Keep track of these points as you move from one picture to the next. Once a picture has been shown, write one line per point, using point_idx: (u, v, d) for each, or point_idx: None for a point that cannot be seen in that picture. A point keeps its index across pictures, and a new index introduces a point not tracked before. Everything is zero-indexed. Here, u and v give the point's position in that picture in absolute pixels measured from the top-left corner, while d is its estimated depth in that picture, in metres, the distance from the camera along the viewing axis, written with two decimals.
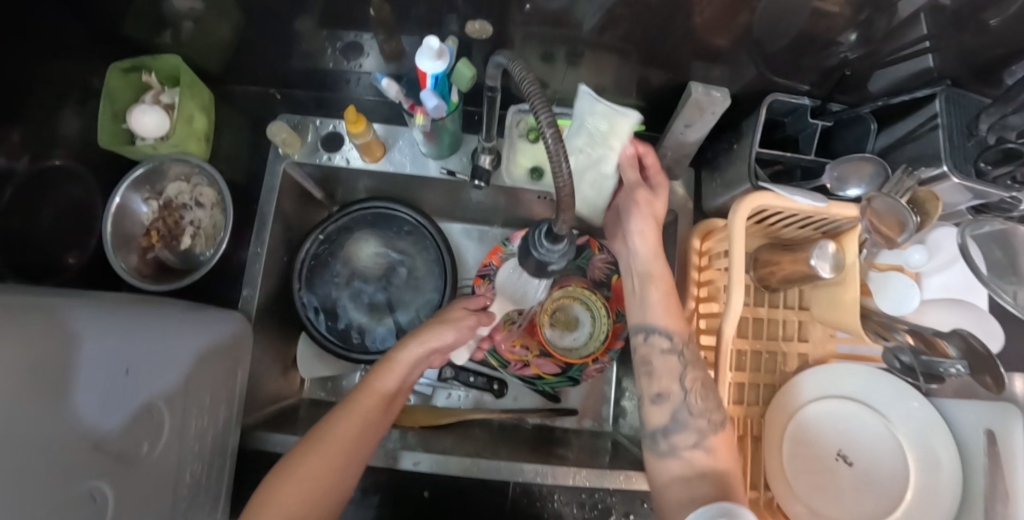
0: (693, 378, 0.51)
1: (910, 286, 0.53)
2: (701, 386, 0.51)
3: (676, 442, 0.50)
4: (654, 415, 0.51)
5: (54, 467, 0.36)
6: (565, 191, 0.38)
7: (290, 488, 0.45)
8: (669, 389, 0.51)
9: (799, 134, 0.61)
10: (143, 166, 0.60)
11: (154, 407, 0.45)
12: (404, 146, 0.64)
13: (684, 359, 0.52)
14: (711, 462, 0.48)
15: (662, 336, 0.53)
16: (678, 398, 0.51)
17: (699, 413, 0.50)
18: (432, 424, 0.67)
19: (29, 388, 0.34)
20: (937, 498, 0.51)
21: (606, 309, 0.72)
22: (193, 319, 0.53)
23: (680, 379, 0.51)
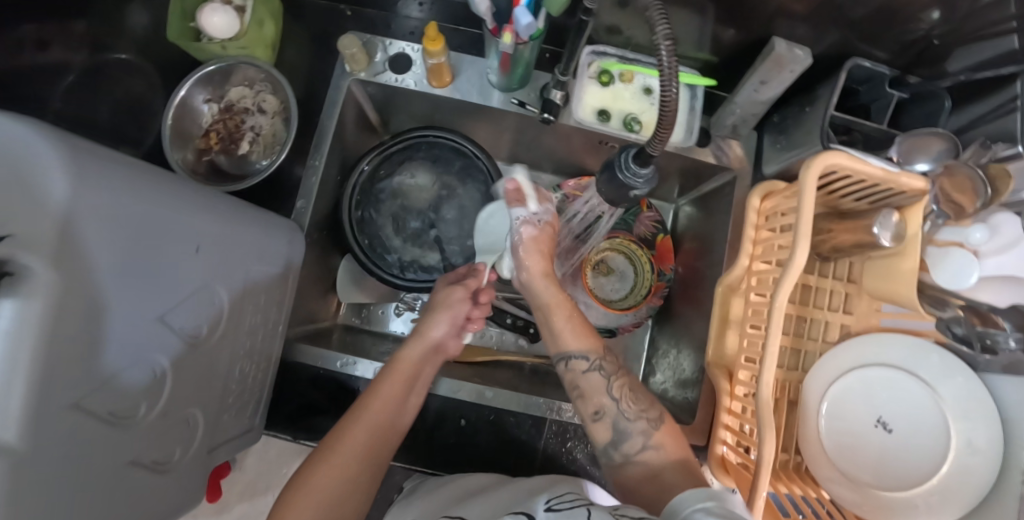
0: (620, 386, 0.51)
1: (971, 260, 0.50)
2: (629, 392, 0.51)
3: (625, 418, 0.49)
4: (598, 430, 0.50)
5: (124, 333, 0.35)
6: (669, 111, 0.40)
7: (301, 501, 0.42)
8: (602, 406, 0.51)
9: (872, 103, 0.61)
10: (213, 64, 0.59)
11: (214, 291, 0.44)
12: (471, 74, 0.65)
13: (606, 372, 0.52)
14: (661, 453, 0.48)
15: (582, 359, 0.53)
16: (613, 412, 0.50)
17: (635, 417, 0.49)
18: (467, 360, 0.70)
19: (116, 242, 0.33)
20: (972, 476, 0.51)
21: (650, 265, 0.75)
22: (257, 213, 0.51)
23: (608, 391, 0.51)
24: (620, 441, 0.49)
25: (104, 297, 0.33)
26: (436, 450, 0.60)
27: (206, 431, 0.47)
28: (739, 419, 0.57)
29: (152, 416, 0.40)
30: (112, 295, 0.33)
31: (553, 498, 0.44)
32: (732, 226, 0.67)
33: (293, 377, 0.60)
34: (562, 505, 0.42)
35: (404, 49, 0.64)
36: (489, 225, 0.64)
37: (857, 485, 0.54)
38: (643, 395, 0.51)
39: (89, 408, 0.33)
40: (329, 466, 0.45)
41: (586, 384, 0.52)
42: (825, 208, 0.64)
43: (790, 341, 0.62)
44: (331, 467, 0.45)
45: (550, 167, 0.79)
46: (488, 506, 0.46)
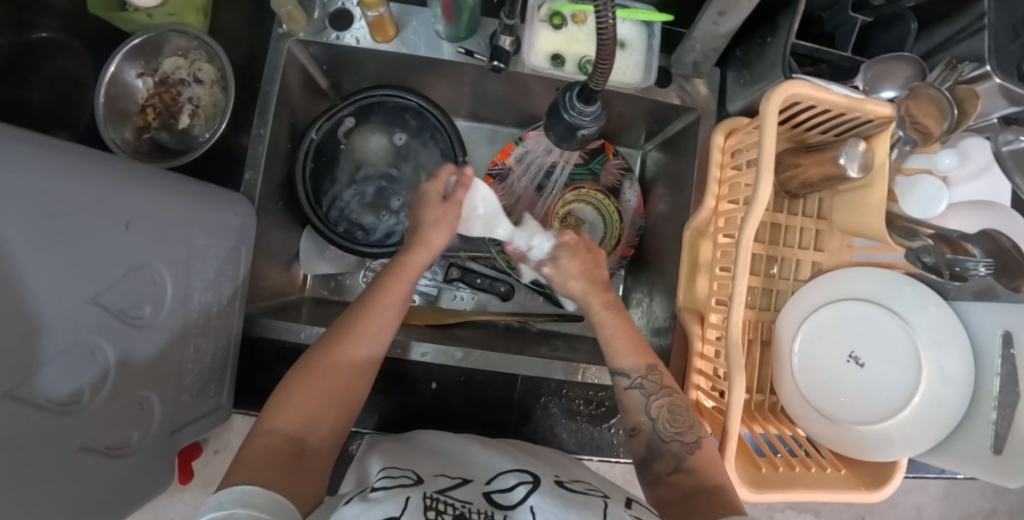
0: (659, 405, 0.52)
1: (941, 188, 0.51)
2: (668, 413, 0.52)
3: (660, 439, 0.51)
4: (636, 444, 0.53)
5: (54, 322, 0.33)
6: (608, 43, 0.37)
7: (289, 412, 0.46)
8: (640, 424, 0.53)
9: (837, 30, 0.57)
10: (141, 36, 0.55)
11: (152, 270, 0.42)
12: (417, 26, 0.61)
13: (648, 390, 0.53)
14: (695, 475, 0.48)
15: (623, 376, 0.54)
16: (649, 431, 0.52)
17: (670, 436, 0.51)
18: (435, 322, 0.68)
19: (29, 227, 0.31)
20: (943, 404, 0.50)
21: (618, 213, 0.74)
22: (194, 185, 0.48)
23: (646, 412, 0.53)
24: (653, 459, 0.51)
25: (27, 282, 0.31)
26: (410, 414, 0.60)
27: (164, 414, 0.46)
28: (712, 363, 0.56)
29: (100, 401, 0.38)
30: (32, 283, 0.31)
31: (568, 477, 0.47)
32: (698, 167, 0.66)
33: (259, 351, 0.59)
34: (576, 486, 0.45)
35: (344, 4, 0.61)
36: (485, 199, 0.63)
37: (829, 420, 0.54)
38: (682, 415, 0.51)
39: (27, 397, 0.32)
40: (328, 361, 0.49)
41: (627, 400, 0.54)
42: (791, 142, 0.63)
43: (760, 282, 0.61)
44: (337, 363, 0.49)
45: (510, 120, 0.77)
46: (487, 464, 0.48)
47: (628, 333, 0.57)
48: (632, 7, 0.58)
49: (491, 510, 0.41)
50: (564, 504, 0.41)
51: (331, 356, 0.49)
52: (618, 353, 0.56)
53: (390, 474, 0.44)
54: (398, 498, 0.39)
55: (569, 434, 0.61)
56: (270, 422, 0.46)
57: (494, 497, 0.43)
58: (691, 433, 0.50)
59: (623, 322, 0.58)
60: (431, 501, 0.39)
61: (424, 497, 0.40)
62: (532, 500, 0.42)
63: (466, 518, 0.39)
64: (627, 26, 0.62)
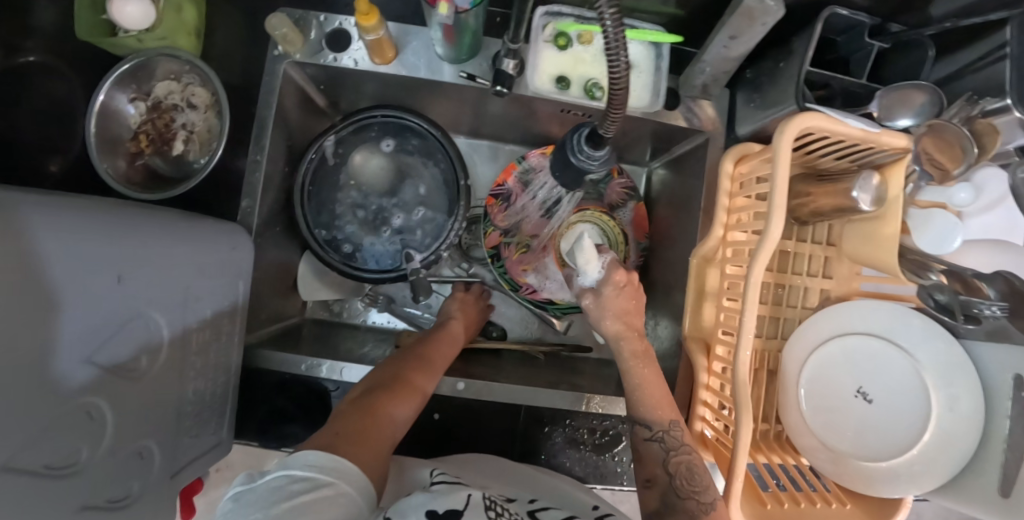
0: (677, 462, 0.51)
1: (955, 224, 0.49)
2: (685, 469, 0.50)
3: (676, 494, 0.49)
4: (648, 498, 0.51)
5: (49, 387, 0.32)
6: (620, 92, 0.35)
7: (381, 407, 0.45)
8: (654, 475, 0.52)
9: (851, 56, 0.55)
10: (129, 61, 0.53)
11: (148, 319, 0.41)
12: (417, 47, 0.59)
13: (668, 445, 0.52)
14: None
15: (647, 428, 0.53)
16: (664, 485, 0.51)
17: (687, 494, 0.49)
18: None
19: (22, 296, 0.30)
20: (951, 445, 0.50)
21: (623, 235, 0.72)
22: (187, 224, 0.47)
23: (662, 465, 0.51)
24: (666, 513, 0.49)
25: (18, 353, 0.29)
26: (413, 443, 0.60)
27: (164, 458, 0.45)
28: (719, 397, 0.55)
29: (98, 458, 0.37)
30: (26, 353, 0.30)
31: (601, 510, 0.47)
32: (705, 191, 0.64)
33: (260, 383, 0.58)
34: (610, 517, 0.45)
35: (342, 24, 0.59)
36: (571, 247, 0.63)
37: (838, 457, 0.53)
38: (700, 474, 0.50)
39: (21, 467, 0.31)
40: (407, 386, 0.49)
41: (646, 451, 0.53)
42: (802, 168, 0.61)
43: (767, 311, 0.60)
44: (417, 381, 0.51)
45: (513, 138, 0.75)
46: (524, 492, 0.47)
47: (655, 384, 0.56)
48: (641, 28, 0.56)
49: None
50: None
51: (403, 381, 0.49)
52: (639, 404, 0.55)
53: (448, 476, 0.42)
54: (460, 491, 0.37)
55: (573, 463, 0.61)
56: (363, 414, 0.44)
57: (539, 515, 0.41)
58: (707, 492, 0.48)
59: (652, 375, 0.56)
60: (491, 501, 0.37)
61: (483, 497, 0.38)
62: None
63: None
64: (636, 46, 0.59)
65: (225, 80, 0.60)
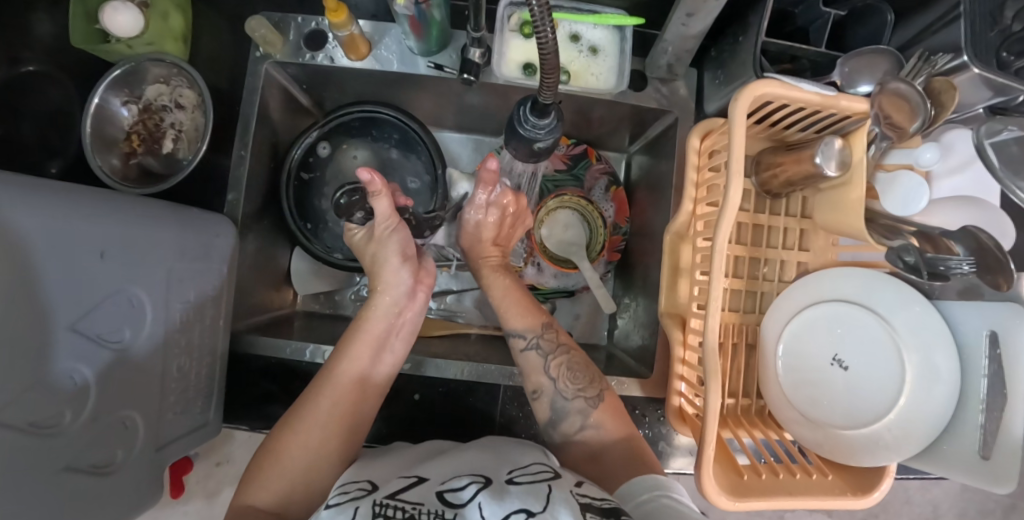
0: (557, 364, 0.56)
1: (921, 185, 0.49)
2: (565, 371, 0.55)
3: (561, 397, 0.54)
4: (539, 408, 0.56)
5: (34, 349, 0.35)
6: (551, 58, 0.38)
7: (269, 475, 0.47)
8: (540, 386, 0.56)
9: (810, 26, 0.56)
10: (120, 66, 0.57)
11: (132, 296, 0.44)
12: (390, 43, 0.62)
13: (543, 350, 0.56)
14: (600, 431, 0.52)
15: (520, 337, 0.58)
16: (550, 391, 0.55)
17: (574, 394, 0.54)
18: (424, 335, 0.70)
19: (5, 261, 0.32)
20: (931, 406, 0.49)
21: (601, 220, 0.73)
22: (171, 210, 0.50)
23: (545, 371, 0.55)
24: (557, 420, 0.54)
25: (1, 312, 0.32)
26: (395, 425, 0.61)
27: (148, 434, 0.47)
28: (693, 369, 0.55)
29: (81, 423, 0.39)
30: (14, 312, 0.33)
31: (518, 471, 0.45)
32: (677, 169, 0.65)
33: (248, 368, 0.60)
34: (525, 478, 0.43)
35: (318, 24, 0.62)
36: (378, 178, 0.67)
37: (817, 425, 0.53)
38: (580, 372, 0.55)
39: (7, 421, 0.33)
40: (293, 437, 0.48)
41: (525, 363, 0.57)
42: (771, 141, 0.61)
43: (744, 284, 0.61)
44: (313, 411, 0.49)
45: (492, 130, 0.77)
46: (446, 466, 0.47)
47: (510, 293, 0.61)
48: (603, 12, 0.58)
49: (443, 509, 0.39)
50: (511, 498, 0.39)
51: (282, 433, 0.49)
52: (512, 315, 0.59)
53: (344, 489, 0.43)
54: (345, 511, 0.38)
55: None
56: (251, 491, 0.46)
57: (445, 495, 0.41)
58: (591, 387, 0.54)
59: (506, 284, 0.62)
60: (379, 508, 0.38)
61: (373, 504, 0.39)
62: (481, 497, 0.40)
63: None
64: (599, 31, 0.61)
65: (212, 82, 0.63)
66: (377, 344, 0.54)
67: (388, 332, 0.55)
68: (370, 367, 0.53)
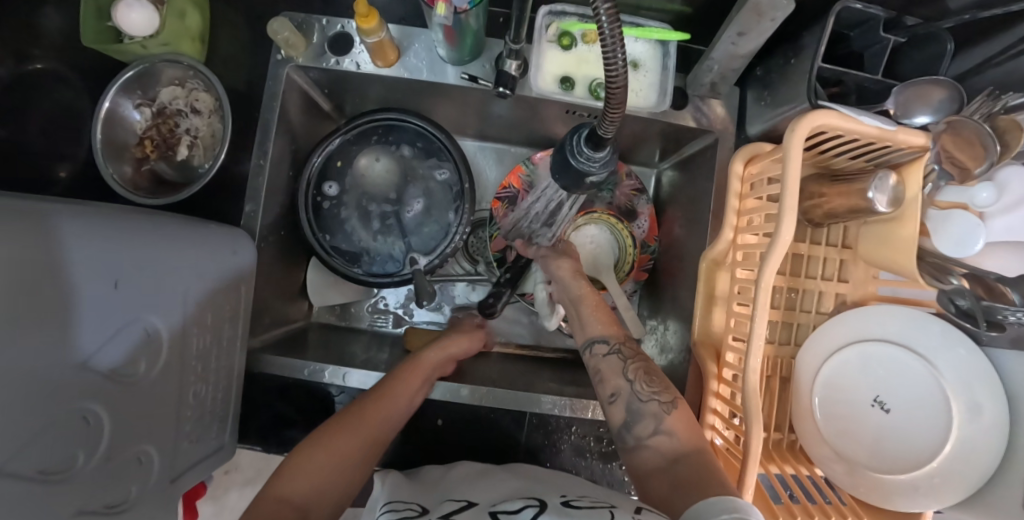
0: (635, 367, 0.51)
1: (977, 225, 0.46)
2: (645, 374, 0.51)
3: (637, 399, 0.49)
4: (613, 412, 0.50)
5: (40, 392, 0.32)
6: (617, 92, 0.36)
7: (311, 458, 0.44)
8: (617, 387, 0.51)
9: (866, 52, 0.53)
10: (133, 67, 0.53)
11: (148, 325, 0.41)
12: (419, 49, 0.59)
13: (624, 356, 0.52)
14: (675, 438, 0.47)
15: (602, 343, 0.54)
16: (626, 393, 0.50)
17: (648, 397, 0.49)
18: None
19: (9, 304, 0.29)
20: (976, 456, 0.47)
21: (631, 239, 0.71)
22: (188, 228, 0.47)
23: (624, 374, 0.51)
24: (633, 422, 0.48)
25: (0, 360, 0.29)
26: (415, 449, 0.59)
27: (163, 466, 0.45)
28: (728, 404, 0.54)
29: (95, 464, 0.37)
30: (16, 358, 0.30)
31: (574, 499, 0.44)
32: (715, 191, 0.63)
33: (263, 387, 0.58)
34: (583, 503, 0.42)
35: (344, 27, 0.59)
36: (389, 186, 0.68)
37: (851, 466, 0.51)
38: (658, 377, 0.50)
39: (13, 473, 0.31)
40: (352, 431, 0.47)
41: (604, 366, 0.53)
42: (816, 168, 0.59)
43: (781, 315, 0.59)
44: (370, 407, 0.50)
45: (519, 140, 0.74)
46: (488, 490, 0.47)
47: (597, 305, 0.57)
48: (647, 26, 0.55)
49: None
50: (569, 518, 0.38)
51: (338, 428, 0.47)
52: (591, 322, 0.56)
53: (394, 508, 0.45)
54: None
55: (581, 472, 0.59)
56: (290, 473, 0.43)
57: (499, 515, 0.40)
58: (668, 392, 0.49)
59: (595, 301, 0.58)
60: None
61: None
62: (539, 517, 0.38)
63: None
64: (641, 45, 0.58)
65: (230, 85, 0.60)
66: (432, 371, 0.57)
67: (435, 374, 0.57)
68: (423, 393, 0.54)
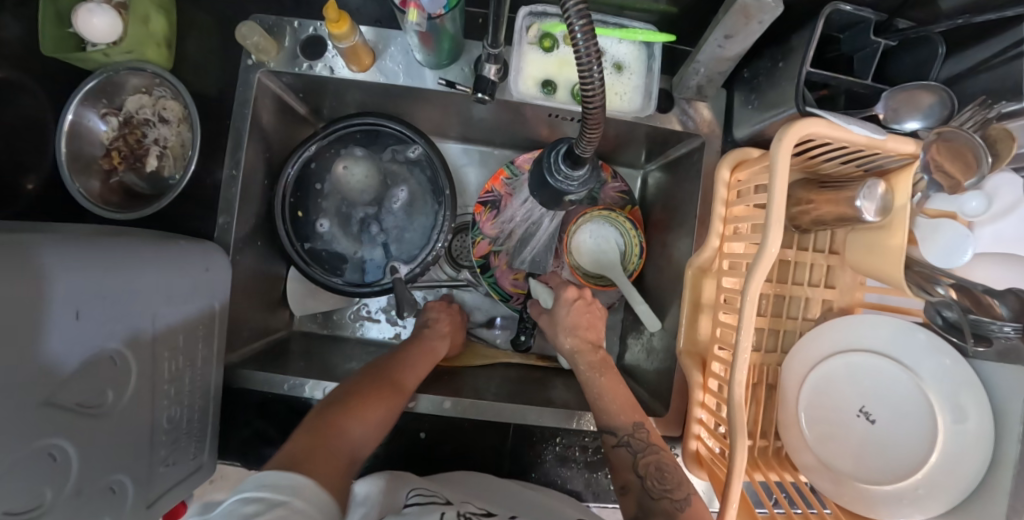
0: (645, 463, 0.50)
1: (966, 235, 0.46)
2: (655, 471, 0.50)
3: (648, 496, 0.48)
4: (625, 505, 0.49)
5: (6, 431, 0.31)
6: (594, 112, 0.35)
7: (351, 419, 0.48)
8: (627, 482, 0.50)
9: (855, 54, 0.51)
10: (96, 77, 0.51)
11: (113, 353, 0.39)
12: (396, 52, 0.57)
13: (634, 448, 0.52)
14: None
15: (610, 433, 0.53)
16: (637, 489, 0.49)
17: (659, 494, 0.48)
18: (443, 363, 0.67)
19: None
20: (961, 468, 0.47)
21: (630, 222, 0.68)
22: (157, 247, 0.45)
23: (633, 469, 0.50)
24: (643, 518, 0.47)
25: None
26: (398, 462, 0.59)
27: (138, 491, 0.44)
28: (714, 414, 0.53)
29: (64, 500, 0.36)
30: None
31: None
32: (701, 196, 0.62)
33: (242, 403, 0.57)
34: None
35: (316, 30, 0.56)
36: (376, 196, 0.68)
37: (836, 476, 0.51)
38: (669, 474, 0.49)
39: None
40: (385, 400, 0.51)
41: (614, 458, 0.52)
42: (804, 172, 0.57)
43: (768, 323, 0.58)
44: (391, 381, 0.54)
45: (502, 142, 0.72)
46: (505, 504, 0.49)
47: (615, 391, 0.56)
48: (631, 27, 0.53)
49: None
50: None
51: (373, 399, 0.50)
52: (605, 410, 0.55)
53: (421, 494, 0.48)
54: (431, 513, 0.44)
55: (567, 482, 0.59)
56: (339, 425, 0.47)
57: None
58: (679, 489, 0.48)
59: (611, 383, 0.57)
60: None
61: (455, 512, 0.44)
62: None
63: None
64: (625, 46, 0.56)
65: (200, 91, 0.58)
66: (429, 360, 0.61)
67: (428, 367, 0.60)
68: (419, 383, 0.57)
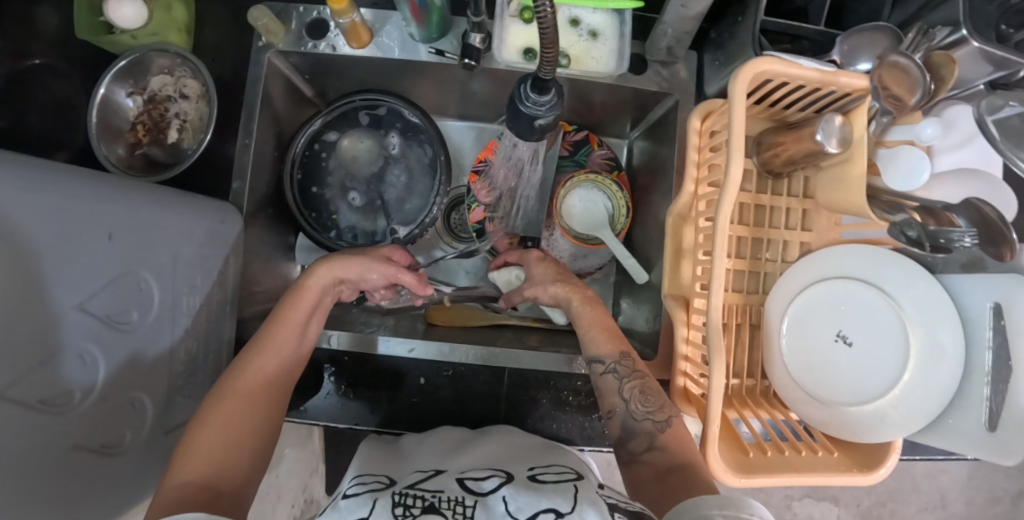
0: (631, 387, 0.54)
1: (921, 158, 0.50)
2: (640, 394, 0.54)
3: (632, 418, 0.53)
4: (612, 427, 0.54)
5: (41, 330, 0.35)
6: (548, 31, 0.38)
7: (212, 428, 0.45)
8: (614, 405, 0.55)
9: (810, 4, 0.56)
10: (125, 57, 0.58)
11: (139, 278, 0.45)
12: (392, 30, 0.63)
13: (621, 374, 0.55)
14: (668, 453, 0.49)
15: (598, 362, 0.56)
16: (621, 412, 0.54)
17: (643, 416, 0.53)
18: (448, 322, 0.70)
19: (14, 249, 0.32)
20: (935, 382, 0.48)
21: (616, 185, 0.73)
22: (177, 198, 0.50)
23: (618, 393, 0.55)
24: (628, 440, 0.52)
25: (12, 301, 0.33)
26: (401, 408, 0.62)
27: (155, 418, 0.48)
28: (697, 347, 0.55)
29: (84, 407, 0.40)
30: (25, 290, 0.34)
31: (542, 468, 0.48)
32: (678, 151, 0.66)
33: None
34: (549, 476, 0.46)
35: (320, 13, 0.62)
36: (376, 170, 0.73)
37: (820, 403, 0.52)
38: (652, 396, 0.54)
39: (15, 399, 0.33)
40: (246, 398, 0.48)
41: (603, 385, 0.56)
42: (772, 121, 0.61)
43: (747, 264, 0.60)
44: (256, 373, 0.50)
45: (495, 117, 0.78)
46: (460, 460, 0.50)
47: (602, 323, 0.59)
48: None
49: (463, 496, 0.43)
50: (539, 492, 0.42)
51: (233, 407, 0.47)
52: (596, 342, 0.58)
53: (362, 480, 0.47)
54: (368, 499, 0.42)
55: (561, 424, 0.61)
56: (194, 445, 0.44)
57: (466, 483, 0.45)
58: (662, 412, 0.52)
59: (596, 314, 0.60)
60: (400, 497, 0.41)
61: (393, 493, 0.43)
62: (503, 490, 0.43)
63: (435, 506, 0.41)
64: (599, 15, 0.62)
65: (216, 72, 0.64)
66: (310, 312, 0.56)
67: (335, 280, 0.59)
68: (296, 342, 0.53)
